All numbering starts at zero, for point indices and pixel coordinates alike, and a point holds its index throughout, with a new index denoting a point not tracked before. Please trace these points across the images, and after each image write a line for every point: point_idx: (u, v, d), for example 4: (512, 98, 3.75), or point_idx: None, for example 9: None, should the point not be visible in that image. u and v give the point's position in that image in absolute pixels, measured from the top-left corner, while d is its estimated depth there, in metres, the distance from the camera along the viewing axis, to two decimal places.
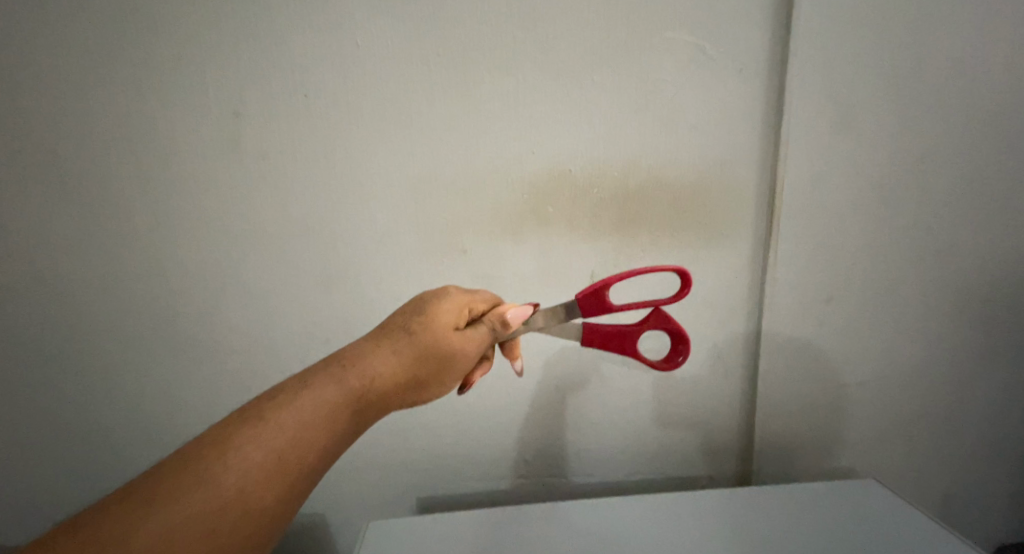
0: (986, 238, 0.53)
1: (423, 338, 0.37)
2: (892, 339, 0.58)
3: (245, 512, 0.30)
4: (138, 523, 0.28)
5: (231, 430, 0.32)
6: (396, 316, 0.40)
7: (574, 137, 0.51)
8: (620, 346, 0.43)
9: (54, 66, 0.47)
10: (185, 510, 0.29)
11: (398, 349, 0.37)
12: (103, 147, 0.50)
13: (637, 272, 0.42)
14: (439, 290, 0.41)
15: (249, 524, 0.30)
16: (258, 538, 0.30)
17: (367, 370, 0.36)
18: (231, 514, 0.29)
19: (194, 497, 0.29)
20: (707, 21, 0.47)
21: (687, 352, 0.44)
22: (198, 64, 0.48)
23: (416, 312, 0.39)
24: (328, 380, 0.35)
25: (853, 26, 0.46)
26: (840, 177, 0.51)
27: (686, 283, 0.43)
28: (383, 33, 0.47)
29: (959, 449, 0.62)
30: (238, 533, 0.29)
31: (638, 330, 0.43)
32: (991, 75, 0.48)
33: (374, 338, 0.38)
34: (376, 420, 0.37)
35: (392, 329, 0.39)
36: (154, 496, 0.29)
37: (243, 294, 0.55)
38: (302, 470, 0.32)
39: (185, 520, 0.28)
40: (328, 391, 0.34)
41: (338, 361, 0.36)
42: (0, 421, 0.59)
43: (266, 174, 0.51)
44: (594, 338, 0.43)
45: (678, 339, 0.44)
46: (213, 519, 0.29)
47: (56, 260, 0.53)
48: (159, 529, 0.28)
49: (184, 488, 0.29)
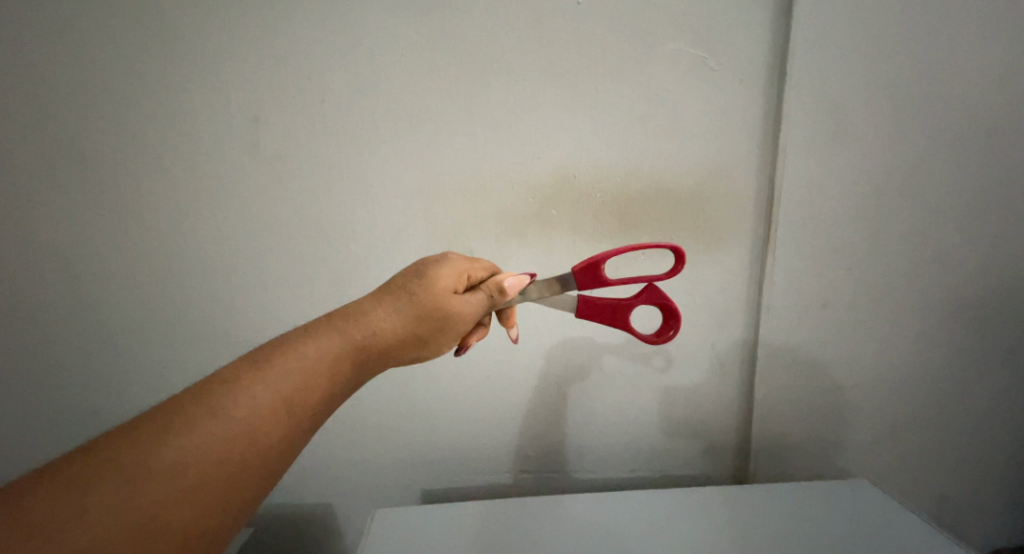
0: (981, 247, 0.54)
1: (423, 299, 0.39)
2: (888, 345, 0.59)
3: (252, 445, 0.32)
4: (153, 448, 0.30)
5: (238, 371, 0.34)
6: (398, 278, 0.42)
7: (577, 141, 0.53)
8: (612, 318, 0.45)
9: (82, 64, 0.49)
10: (195, 439, 0.31)
11: (398, 308, 0.39)
12: (127, 141, 0.52)
13: (633, 248, 0.44)
14: (440, 255, 0.43)
15: (255, 457, 0.32)
16: (263, 471, 0.32)
17: (369, 325, 0.38)
18: (238, 446, 0.31)
19: (205, 428, 0.31)
20: (708, 33, 0.49)
21: (677, 326, 0.47)
22: (220, 65, 0.50)
23: (418, 274, 0.41)
24: (331, 332, 0.37)
25: (847, 42, 0.48)
26: (835, 184, 0.53)
27: (681, 261, 0.45)
28: (398, 39, 0.50)
29: (955, 453, 0.63)
30: (246, 464, 0.31)
31: (632, 303, 0.45)
32: (984, 89, 0.49)
33: (376, 296, 0.40)
34: (376, 373, 0.39)
35: (394, 289, 0.40)
36: (168, 426, 0.31)
37: (258, 282, 0.57)
38: (306, 412, 0.34)
39: (195, 448, 0.30)
40: (331, 342, 0.37)
41: (341, 316, 0.39)
42: (20, 402, 0.61)
43: (282, 170, 0.53)
44: (588, 309, 0.46)
45: (670, 313, 0.47)
46: (222, 449, 0.31)
47: (76, 252, 0.55)
48: (172, 454, 0.30)
49: (194, 420, 0.31)
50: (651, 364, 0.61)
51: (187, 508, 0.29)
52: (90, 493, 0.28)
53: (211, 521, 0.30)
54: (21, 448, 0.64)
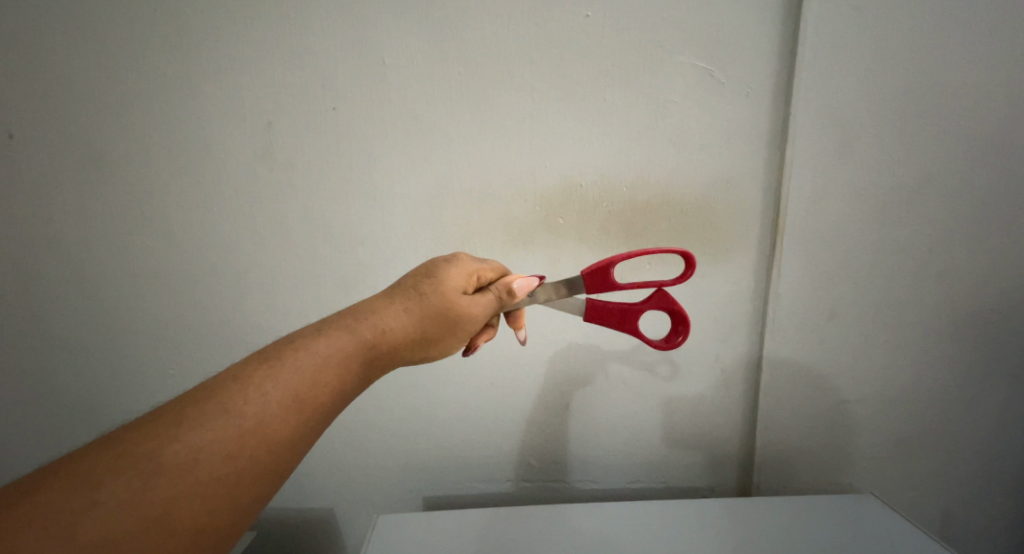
0: (987, 264, 0.54)
1: (433, 298, 0.40)
2: (893, 359, 0.58)
3: (262, 442, 0.32)
4: (166, 442, 0.30)
5: (250, 369, 0.34)
6: (407, 278, 0.42)
7: (585, 152, 0.53)
8: (620, 322, 0.46)
9: (99, 68, 0.50)
10: (206, 434, 0.31)
11: (408, 307, 0.39)
12: (140, 143, 0.52)
13: (642, 253, 0.44)
14: (449, 256, 0.44)
15: (265, 454, 0.32)
16: (273, 467, 0.32)
17: (378, 324, 0.38)
18: (249, 442, 0.31)
19: (216, 423, 0.31)
20: (717, 48, 0.50)
21: (686, 333, 0.47)
22: (235, 70, 0.51)
23: (428, 274, 0.41)
24: (341, 330, 0.37)
25: (855, 57, 0.49)
26: (841, 198, 0.53)
27: (692, 267, 0.45)
28: (411, 48, 0.50)
29: (959, 470, 0.62)
30: (255, 460, 0.31)
31: (640, 308, 0.46)
32: (991, 107, 0.50)
33: (386, 296, 0.41)
34: (385, 371, 0.40)
35: (403, 289, 0.41)
36: (181, 420, 0.31)
37: (265, 284, 0.57)
38: (315, 408, 0.34)
39: (205, 444, 0.30)
40: (341, 340, 0.37)
41: (351, 315, 0.39)
42: (26, 400, 0.62)
43: (292, 174, 0.54)
44: (596, 313, 0.46)
45: (679, 319, 0.47)
46: (233, 444, 0.31)
47: (88, 251, 0.55)
48: (184, 448, 0.30)
49: (206, 415, 0.31)
50: (654, 374, 0.61)
51: (198, 504, 0.29)
52: (102, 487, 0.28)
53: (221, 517, 0.30)
54: (25, 446, 0.64)
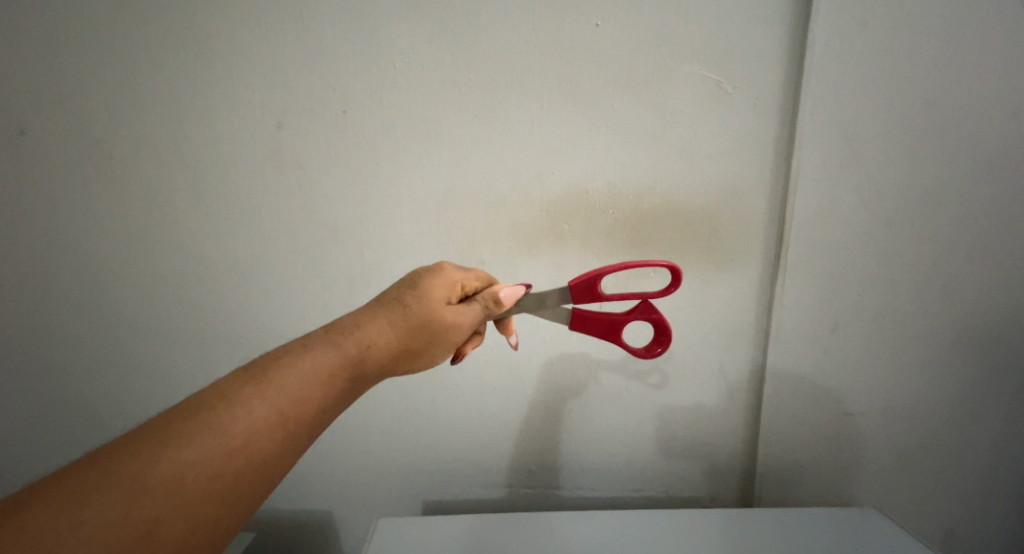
0: (997, 278, 0.53)
1: (418, 313, 0.40)
2: (900, 372, 0.57)
3: (248, 458, 0.33)
4: (152, 460, 0.31)
5: (237, 385, 0.35)
6: (393, 290, 0.43)
7: (590, 160, 0.54)
8: (602, 332, 0.46)
9: (117, 77, 0.52)
10: (194, 453, 0.32)
11: (394, 321, 0.40)
12: (155, 150, 0.54)
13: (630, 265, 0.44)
14: (435, 268, 0.44)
15: (251, 469, 0.33)
16: (260, 482, 0.34)
17: (364, 338, 0.39)
18: (236, 459, 0.33)
19: (203, 441, 0.32)
20: (725, 57, 0.50)
21: (666, 344, 0.48)
22: (249, 79, 0.52)
23: (413, 287, 0.42)
24: (327, 345, 0.38)
25: (865, 67, 0.48)
26: (849, 209, 0.52)
27: (675, 281, 0.45)
28: (420, 58, 0.51)
29: (966, 486, 0.61)
30: (241, 476, 0.33)
31: (623, 320, 0.46)
32: (1000, 120, 0.49)
33: (371, 309, 0.41)
34: (370, 385, 0.41)
35: (387, 302, 0.42)
36: (168, 438, 0.32)
37: (271, 287, 0.59)
38: (301, 424, 0.35)
39: (192, 461, 0.31)
40: (327, 355, 0.38)
41: (336, 329, 0.40)
42: (38, 398, 0.63)
43: (301, 181, 0.55)
44: (582, 322, 0.46)
45: (661, 331, 0.47)
46: (220, 462, 0.32)
47: (103, 254, 0.57)
48: (170, 466, 0.31)
49: (192, 433, 0.32)
50: (652, 381, 0.60)
51: (184, 521, 0.31)
52: (89, 505, 0.29)
53: (207, 533, 0.31)
54: (36, 443, 0.66)
